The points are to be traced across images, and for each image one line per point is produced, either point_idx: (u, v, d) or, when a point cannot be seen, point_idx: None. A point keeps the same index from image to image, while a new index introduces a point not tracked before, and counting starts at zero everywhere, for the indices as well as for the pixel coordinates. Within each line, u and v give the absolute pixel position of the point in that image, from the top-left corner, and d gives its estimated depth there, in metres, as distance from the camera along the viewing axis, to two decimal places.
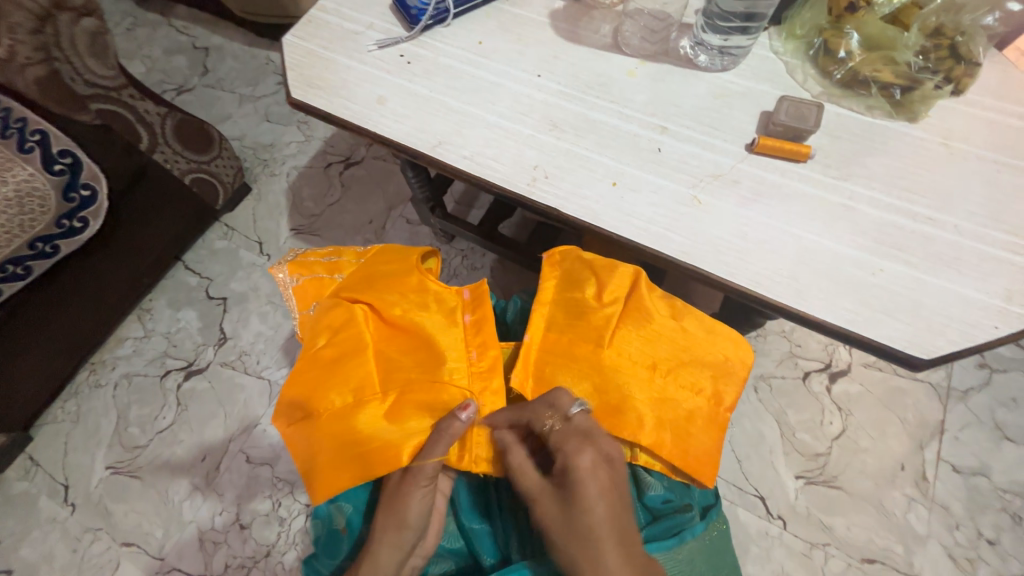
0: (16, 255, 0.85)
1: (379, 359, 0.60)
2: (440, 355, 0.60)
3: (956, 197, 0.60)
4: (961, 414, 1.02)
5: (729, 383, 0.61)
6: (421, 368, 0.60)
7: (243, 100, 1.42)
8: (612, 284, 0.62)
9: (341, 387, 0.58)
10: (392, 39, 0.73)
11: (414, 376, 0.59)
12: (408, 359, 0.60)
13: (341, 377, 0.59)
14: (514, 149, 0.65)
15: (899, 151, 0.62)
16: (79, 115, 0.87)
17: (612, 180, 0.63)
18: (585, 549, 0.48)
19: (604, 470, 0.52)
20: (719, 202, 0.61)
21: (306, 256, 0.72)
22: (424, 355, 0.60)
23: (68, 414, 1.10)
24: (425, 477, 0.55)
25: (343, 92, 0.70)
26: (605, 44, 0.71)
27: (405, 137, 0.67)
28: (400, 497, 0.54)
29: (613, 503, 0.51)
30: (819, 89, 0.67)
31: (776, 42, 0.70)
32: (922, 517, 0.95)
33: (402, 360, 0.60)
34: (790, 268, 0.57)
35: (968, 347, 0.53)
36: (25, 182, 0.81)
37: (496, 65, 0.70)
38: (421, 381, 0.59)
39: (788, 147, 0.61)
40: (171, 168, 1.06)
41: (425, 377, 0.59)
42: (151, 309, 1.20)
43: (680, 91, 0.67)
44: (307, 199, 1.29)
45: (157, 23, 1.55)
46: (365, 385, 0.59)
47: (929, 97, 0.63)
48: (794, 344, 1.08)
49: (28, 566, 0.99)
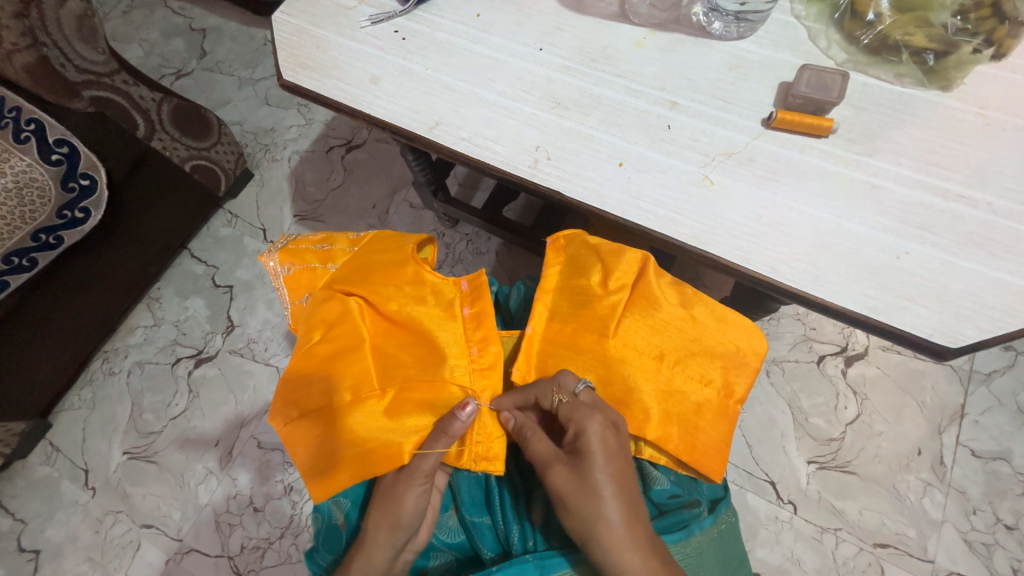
0: (18, 247, 0.85)
1: (377, 355, 0.59)
2: (440, 351, 0.59)
3: (991, 172, 0.55)
4: (983, 397, 0.98)
5: (739, 374, 0.58)
6: (421, 364, 0.59)
7: (242, 83, 1.39)
8: (618, 270, 0.59)
9: (338, 384, 0.57)
10: (386, 13, 0.69)
11: (413, 372, 0.59)
12: (406, 355, 0.59)
13: (339, 374, 0.58)
14: (515, 129, 0.62)
15: (929, 122, 0.58)
16: (72, 102, 0.84)
17: (619, 160, 0.59)
18: (595, 509, 0.48)
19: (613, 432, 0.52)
20: (733, 182, 0.57)
21: (296, 243, 0.70)
22: (424, 352, 0.59)
23: (85, 401, 1.13)
24: (422, 474, 0.54)
25: (335, 73, 0.67)
26: (611, 13, 0.66)
27: (401, 119, 0.64)
28: (397, 495, 0.54)
29: (621, 466, 0.51)
30: (843, 56, 0.61)
31: (799, 5, 0.64)
32: (938, 502, 0.93)
33: (401, 356, 0.59)
34: (809, 253, 0.54)
35: (997, 335, 0.50)
36: (23, 173, 0.81)
37: (495, 40, 0.66)
38: (421, 377, 0.58)
39: (808, 121, 0.57)
40: (170, 155, 1.04)
41: (424, 374, 0.59)
42: (159, 298, 1.21)
43: (692, 63, 0.63)
44: (309, 184, 1.27)
45: (153, 4, 1.52)
46: (363, 382, 0.57)
47: (965, 62, 0.58)
48: (808, 327, 1.05)
49: (54, 546, 1.03)
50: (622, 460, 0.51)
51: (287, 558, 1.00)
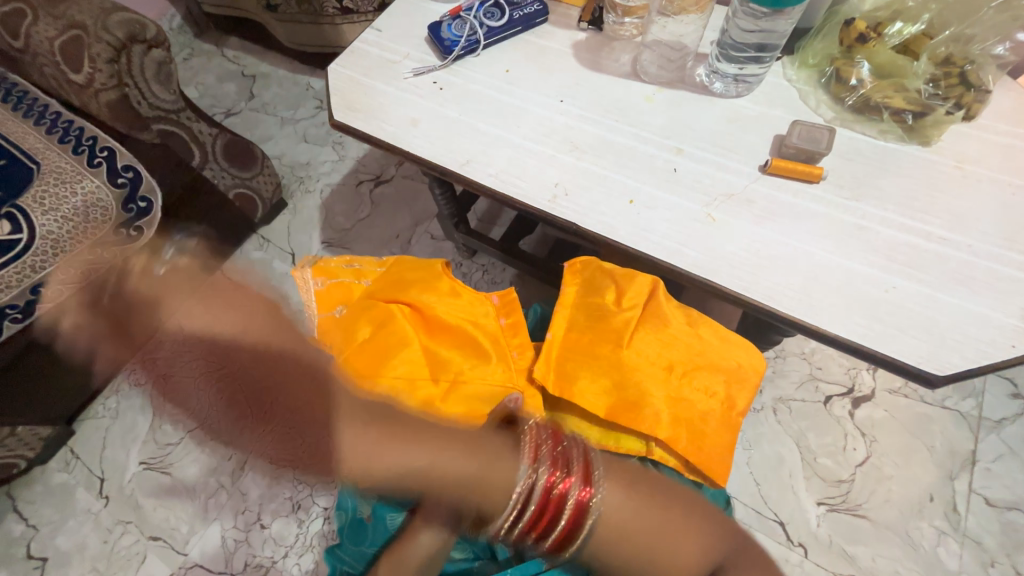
0: (76, 259, 0.93)
1: (425, 353, 0.66)
2: (484, 350, 0.66)
3: (971, 220, 0.61)
4: (993, 445, 0.98)
5: (740, 390, 0.64)
6: (466, 359, 0.66)
7: (284, 123, 1.53)
8: (631, 291, 0.67)
9: (391, 375, 0.64)
10: (427, 67, 0.79)
11: (463, 367, 0.65)
12: (453, 353, 0.66)
13: (390, 367, 0.64)
14: (537, 168, 0.70)
15: (912, 173, 0.64)
16: (142, 133, 0.99)
17: (629, 198, 0.66)
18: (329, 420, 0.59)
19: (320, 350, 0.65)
20: (733, 220, 0.63)
21: (328, 261, 0.77)
22: (468, 350, 0.66)
23: (108, 411, 1.17)
24: (483, 454, 0.61)
25: (380, 115, 0.76)
26: (624, 72, 0.76)
27: (436, 156, 0.72)
28: (459, 472, 0.60)
29: (316, 360, 0.65)
30: (831, 114, 0.69)
31: (790, 70, 0.73)
32: (953, 551, 0.91)
33: (447, 354, 0.66)
34: (804, 284, 0.59)
35: (983, 366, 0.54)
36: (91, 194, 0.91)
37: (521, 92, 0.76)
38: (469, 373, 0.65)
39: (801, 168, 0.64)
40: (218, 183, 1.15)
41: (472, 370, 0.65)
42: (189, 315, 1.28)
43: (695, 116, 0.71)
44: (338, 215, 1.36)
45: (211, 53, 1.70)
46: (414, 374, 0.64)
47: (941, 122, 0.65)
48: (814, 366, 1.07)
49: (62, 554, 1.04)
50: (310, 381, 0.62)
51: None
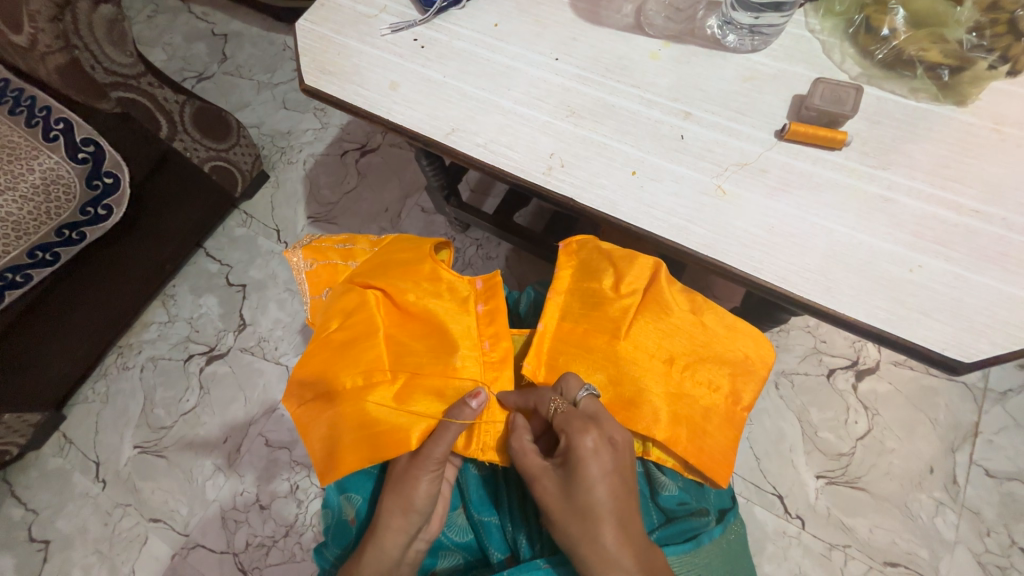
0: (42, 243, 0.87)
1: (390, 343, 0.62)
2: (452, 342, 0.62)
3: (1007, 189, 0.55)
4: (998, 416, 0.97)
5: (747, 382, 0.61)
6: (431, 352, 0.62)
7: (261, 87, 1.42)
8: (631, 275, 0.61)
9: (351, 369, 0.60)
10: (406, 22, 0.70)
11: (424, 360, 0.61)
12: (419, 344, 0.62)
13: (352, 359, 0.61)
14: (530, 137, 0.63)
15: (945, 136, 0.58)
16: (99, 103, 0.89)
17: (632, 169, 0.60)
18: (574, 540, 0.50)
19: (596, 461, 0.51)
20: (746, 193, 0.58)
21: (321, 241, 0.72)
22: (435, 340, 0.62)
23: (98, 395, 1.15)
24: (433, 461, 0.57)
25: (354, 78, 0.69)
26: (627, 25, 0.67)
27: (419, 125, 0.65)
28: (410, 479, 0.57)
29: (591, 460, 0.51)
30: (857, 71, 0.62)
31: (813, 19, 0.65)
32: (950, 521, 0.92)
33: (412, 345, 0.62)
34: (821, 265, 0.54)
35: (1011, 351, 0.50)
36: (51, 170, 0.84)
37: (512, 48, 0.68)
38: (431, 366, 0.61)
39: (822, 133, 0.57)
40: (190, 156, 1.07)
41: (436, 363, 0.61)
42: (173, 295, 1.23)
43: (706, 74, 0.63)
44: (323, 188, 1.29)
45: (177, 9, 1.56)
46: (375, 368, 0.60)
47: (981, 78, 0.58)
48: (819, 340, 1.04)
49: (64, 537, 1.05)
50: (590, 493, 0.50)
51: (290, 557, 1.01)
